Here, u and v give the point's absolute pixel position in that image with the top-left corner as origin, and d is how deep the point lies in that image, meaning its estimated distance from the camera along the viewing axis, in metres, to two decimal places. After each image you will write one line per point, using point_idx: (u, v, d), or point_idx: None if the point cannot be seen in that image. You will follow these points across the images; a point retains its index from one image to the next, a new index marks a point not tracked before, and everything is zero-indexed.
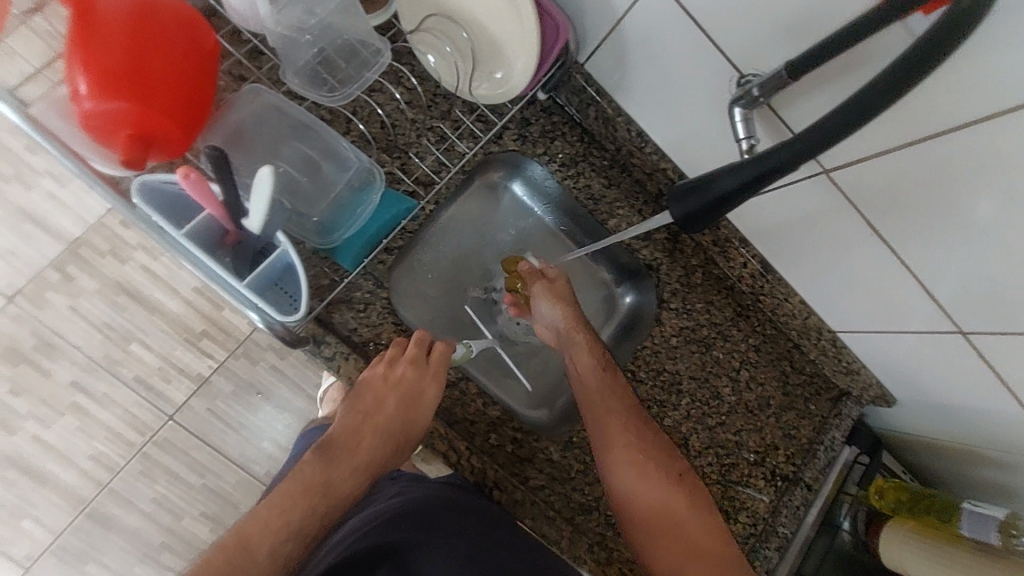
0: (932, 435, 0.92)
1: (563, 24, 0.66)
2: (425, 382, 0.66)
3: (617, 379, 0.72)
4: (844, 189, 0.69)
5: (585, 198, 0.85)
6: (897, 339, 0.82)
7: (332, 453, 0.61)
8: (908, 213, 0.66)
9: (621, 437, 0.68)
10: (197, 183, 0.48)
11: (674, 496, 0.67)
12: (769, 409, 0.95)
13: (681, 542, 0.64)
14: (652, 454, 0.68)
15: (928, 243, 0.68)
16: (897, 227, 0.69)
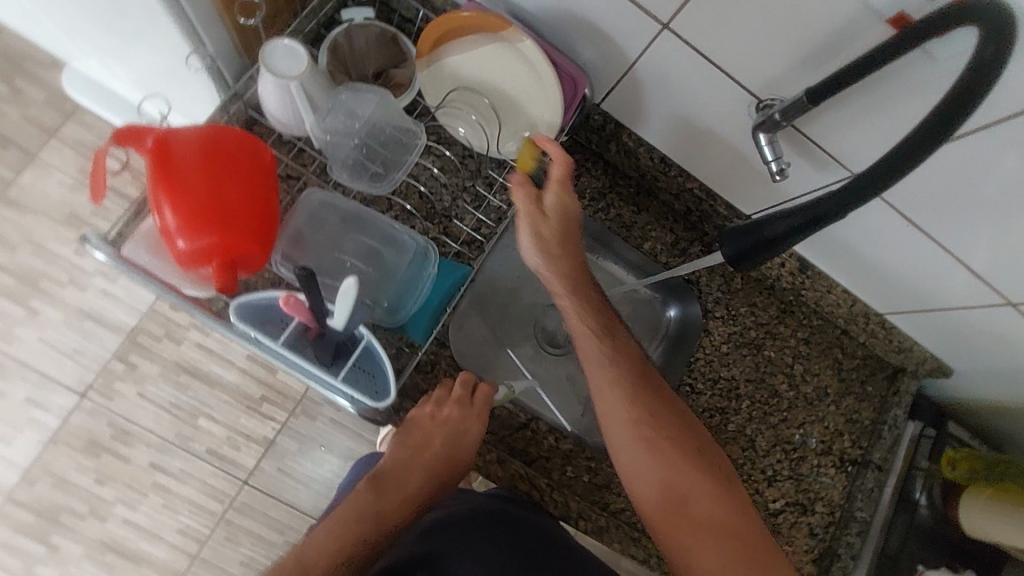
0: (994, 398, 0.92)
1: (580, 76, 0.71)
2: (470, 422, 0.68)
3: (622, 347, 0.67)
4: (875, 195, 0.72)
5: (617, 226, 0.88)
6: (945, 314, 0.84)
7: (383, 484, 0.66)
8: (942, 201, 0.68)
9: (645, 436, 0.65)
10: (299, 305, 0.55)
11: (708, 497, 0.63)
12: (828, 397, 0.97)
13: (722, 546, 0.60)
14: (679, 453, 0.64)
15: (964, 224, 0.69)
16: (929, 215, 0.71)
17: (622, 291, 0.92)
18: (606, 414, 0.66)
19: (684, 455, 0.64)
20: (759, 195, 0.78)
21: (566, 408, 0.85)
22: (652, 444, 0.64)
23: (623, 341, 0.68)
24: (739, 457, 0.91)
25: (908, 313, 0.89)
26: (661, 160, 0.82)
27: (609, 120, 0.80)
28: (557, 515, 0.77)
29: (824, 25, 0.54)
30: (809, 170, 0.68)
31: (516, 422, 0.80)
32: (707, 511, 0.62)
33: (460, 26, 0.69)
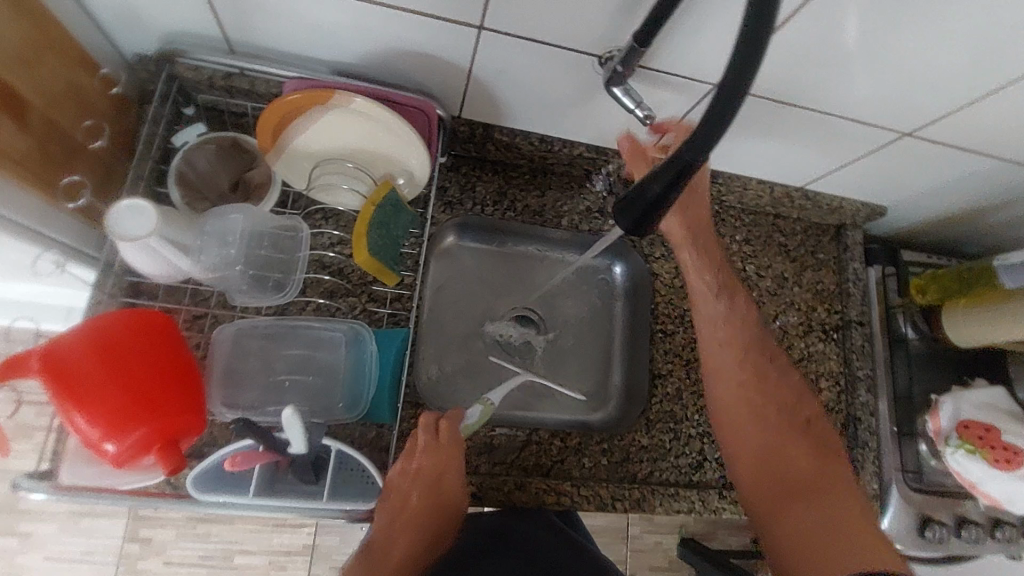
0: (930, 213, 0.96)
1: (425, 103, 0.69)
2: (447, 464, 0.64)
3: (739, 312, 0.77)
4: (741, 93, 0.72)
5: (530, 215, 0.88)
6: (855, 165, 0.87)
7: (371, 559, 0.60)
8: (804, 75, 0.70)
9: (752, 396, 0.73)
10: (246, 458, 0.53)
11: (798, 458, 0.69)
12: (789, 281, 0.99)
13: (802, 499, 0.65)
14: (781, 418, 0.71)
15: (833, 86, 0.71)
16: (800, 92, 0.73)
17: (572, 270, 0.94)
18: (712, 368, 0.76)
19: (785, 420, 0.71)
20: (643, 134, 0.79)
21: (560, 400, 0.90)
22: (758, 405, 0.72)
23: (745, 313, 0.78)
24: None
25: (823, 179, 0.91)
26: (540, 141, 0.82)
27: (475, 127, 0.79)
28: (591, 509, 0.78)
29: None
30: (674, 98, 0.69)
31: (516, 442, 0.80)
32: (791, 466, 0.68)
33: (295, 113, 0.66)
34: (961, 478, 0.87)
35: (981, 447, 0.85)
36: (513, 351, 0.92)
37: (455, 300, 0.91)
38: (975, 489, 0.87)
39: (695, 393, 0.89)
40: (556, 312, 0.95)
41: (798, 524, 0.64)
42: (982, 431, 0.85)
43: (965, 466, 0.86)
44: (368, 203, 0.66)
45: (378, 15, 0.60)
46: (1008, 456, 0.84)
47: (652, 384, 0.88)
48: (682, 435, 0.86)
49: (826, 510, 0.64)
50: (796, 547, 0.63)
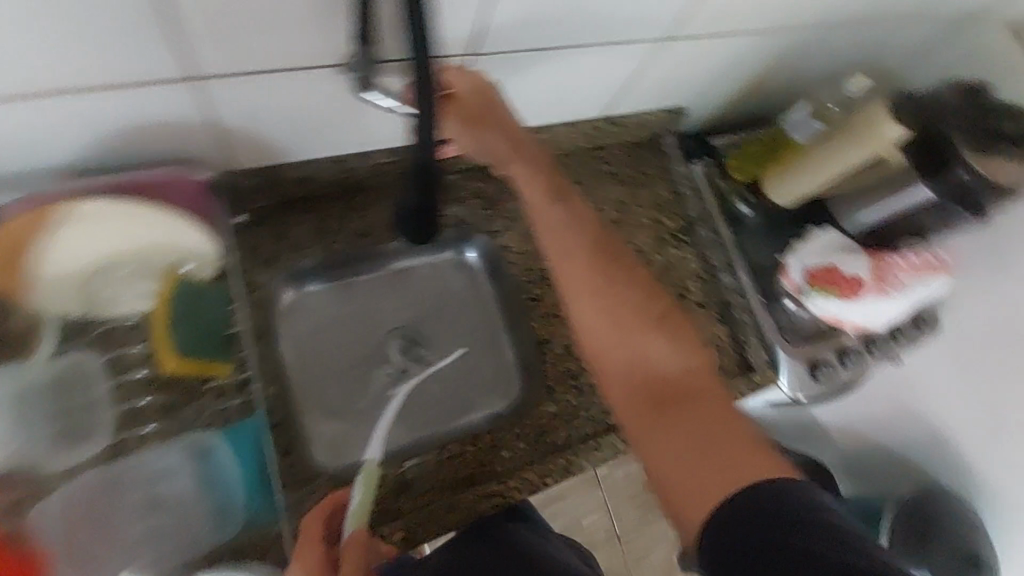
0: (720, 98, 1.02)
1: (178, 175, 0.66)
2: (299, 554, 0.59)
3: (577, 214, 0.72)
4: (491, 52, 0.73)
5: (353, 240, 0.82)
6: (638, 81, 0.89)
7: None
8: (541, 18, 0.70)
9: (615, 308, 0.66)
10: None
11: (664, 363, 0.62)
12: (629, 204, 1.01)
13: (674, 412, 0.60)
14: (645, 329, 0.65)
15: (573, 19, 0.72)
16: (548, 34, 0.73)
17: (424, 269, 0.94)
18: (563, 278, 0.70)
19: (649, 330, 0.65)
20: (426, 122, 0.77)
21: (463, 401, 0.90)
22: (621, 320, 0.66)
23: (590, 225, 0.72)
24: None
25: (618, 101, 0.93)
26: (333, 163, 0.77)
27: (257, 176, 0.74)
28: (525, 494, 0.79)
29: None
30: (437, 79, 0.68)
31: (430, 465, 0.77)
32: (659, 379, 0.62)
33: (38, 236, 0.60)
34: (821, 316, 0.98)
35: (827, 288, 0.94)
36: (400, 372, 0.89)
37: (320, 351, 0.87)
38: (835, 322, 0.97)
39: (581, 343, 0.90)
40: (427, 319, 0.93)
41: (674, 442, 0.58)
42: (824, 276, 0.94)
43: (820, 304, 0.96)
44: (163, 305, 0.66)
45: (83, 104, 0.56)
46: (851, 287, 0.93)
47: (540, 351, 0.89)
48: (585, 386, 0.87)
49: (699, 423, 0.58)
50: (673, 467, 0.57)
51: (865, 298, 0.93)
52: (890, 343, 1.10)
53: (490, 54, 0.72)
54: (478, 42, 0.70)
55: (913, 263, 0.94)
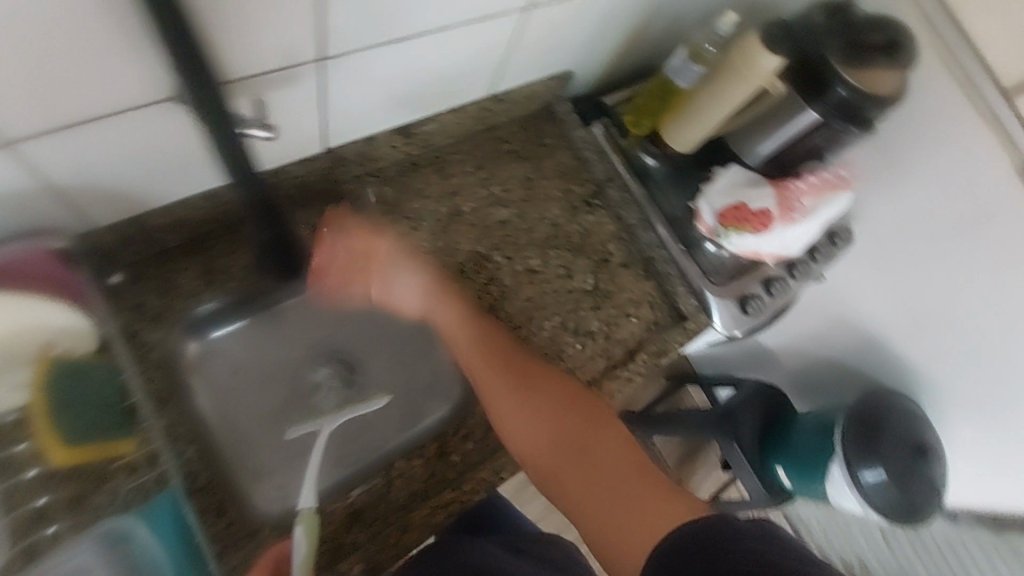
0: (605, 53, 1.00)
1: (23, 248, 0.60)
2: None
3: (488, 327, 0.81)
4: (355, 62, 0.65)
5: (252, 273, 0.78)
6: (519, 56, 0.85)
7: None
8: (401, 18, 0.63)
9: (538, 413, 0.74)
10: None
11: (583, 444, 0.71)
12: (535, 179, 0.99)
13: (607, 490, 0.66)
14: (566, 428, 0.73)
15: (438, 13, 0.66)
16: (414, 33, 0.67)
17: (341, 287, 0.89)
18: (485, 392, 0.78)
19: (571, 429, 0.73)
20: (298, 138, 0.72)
21: (404, 411, 0.87)
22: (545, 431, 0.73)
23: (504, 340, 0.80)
24: (537, 290, 0.92)
25: (504, 78, 0.89)
26: (205, 200, 0.72)
27: (127, 231, 0.69)
28: (483, 494, 0.78)
29: (92, 30, 0.47)
30: (291, 93, 0.63)
31: (379, 490, 0.75)
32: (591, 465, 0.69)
33: None
34: (744, 253, 0.98)
35: (742, 225, 0.95)
36: (338, 403, 0.85)
37: (244, 393, 0.84)
38: (758, 255, 0.99)
39: (512, 330, 0.88)
40: (349, 338, 0.89)
41: (608, 515, 0.64)
42: (736, 215, 0.95)
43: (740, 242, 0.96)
44: (38, 392, 0.60)
45: None
46: (764, 218, 0.94)
47: None
48: None
49: (627, 490, 0.65)
50: (613, 536, 0.62)
51: (780, 226, 0.95)
52: (810, 264, 1.13)
53: (354, 64, 0.65)
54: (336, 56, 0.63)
55: (813, 183, 0.96)
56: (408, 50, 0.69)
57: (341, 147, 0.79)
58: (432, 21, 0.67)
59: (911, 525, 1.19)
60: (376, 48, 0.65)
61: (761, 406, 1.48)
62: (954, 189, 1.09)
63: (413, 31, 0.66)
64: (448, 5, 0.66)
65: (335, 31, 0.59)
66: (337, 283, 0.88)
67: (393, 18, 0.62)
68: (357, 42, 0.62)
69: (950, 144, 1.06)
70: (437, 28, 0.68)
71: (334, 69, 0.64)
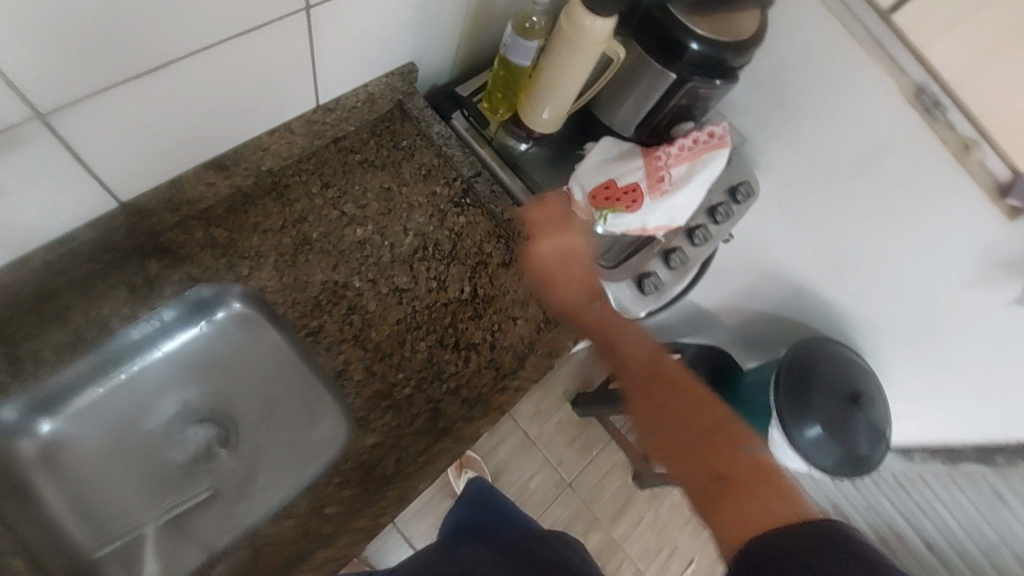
0: (448, 40, 0.92)
1: None
2: None
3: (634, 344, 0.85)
4: (100, 110, 0.58)
5: (71, 353, 0.71)
6: (331, 62, 0.77)
7: None
8: (133, 51, 0.56)
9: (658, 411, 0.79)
10: None
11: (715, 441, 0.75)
12: (393, 188, 0.90)
13: (693, 461, 0.74)
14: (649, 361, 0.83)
15: (185, 38, 0.58)
16: (166, 65, 0.59)
17: (198, 339, 0.84)
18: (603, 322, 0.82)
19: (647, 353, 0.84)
20: (72, 203, 0.64)
21: (292, 461, 0.83)
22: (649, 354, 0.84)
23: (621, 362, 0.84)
24: (406, 309, 0.84)
25: (324, 87, 0.80)
26: None
27: None
28: (362, 545, 0.71)
29: None
30: (23, 160, 0.56)
31: (245, 562, 0.69)
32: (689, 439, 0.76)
33: None
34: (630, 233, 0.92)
35: (615, 204, 0.88)
36: (215, 463, 0.82)
37: (99, 479, 0.77)
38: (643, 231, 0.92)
39: (381, 358, 0.81)
40: (220, 392, 0.85)
41: (747, 498, 0.67)
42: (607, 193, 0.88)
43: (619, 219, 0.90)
44: None
45: None
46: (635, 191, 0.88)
47: (339, 384, 0.79)
48: (400, 401, 0.80)
49: (700, 453, 0.74)
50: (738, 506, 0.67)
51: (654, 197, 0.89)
52: (711, 227, 1.07)
53: (101, 112, 0.58)
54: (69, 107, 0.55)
55: (685, 147, 0.90)
56: (168, 83, 0.61)
57: (141, 198, 0.72)
58: (177, 46, 0.58)
59: (860, 476, 1.15)
60: (117, 87, 0.57)
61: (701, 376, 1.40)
62: (846, 123, 1.03)
63: (160, 60, 0.58)
64: (191, 26, 0.57)
65: (33, 81, 0.51)
66: (194, 339, 0.84)
67: (115, 51, 0.54)
68: (82, 85, 0.55)
69: (835, 76, 1.00)
70: (190, 53, 0.60)
71: (67, 122, 0.56)
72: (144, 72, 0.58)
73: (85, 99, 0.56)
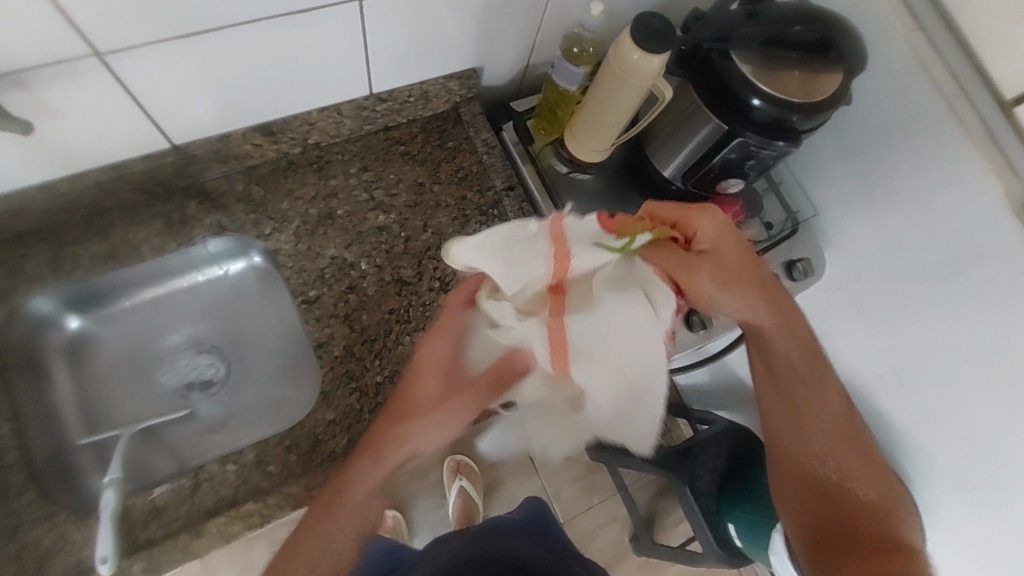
0: (514, 55, 0.93)
1: None
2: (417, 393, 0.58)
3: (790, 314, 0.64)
4: (153, 57, 0.65)
5: (103, 263, 0.80)
6: (384, 54, 0.81)
7: None
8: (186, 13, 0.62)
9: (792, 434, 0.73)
10: None
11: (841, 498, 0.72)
12: (427, 185, 0.92)
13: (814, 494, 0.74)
14: (800, 391, 0.70)
15: (235, 9, 0.64)
16: (215, 30, 0.65)
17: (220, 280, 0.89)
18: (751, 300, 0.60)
19: (811, 381, 0.70)
20: (126, 135, 0.73)
21: (266, 415, 0.87)
22: (803, 384, 0.69)
23: (778, 354, 0.66)
24: (402, 302, 0.86)
25: (377, 76, 0.84)
26: (41, 190, 0.74)
27: None
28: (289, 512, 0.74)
29: None
30: (82, 89, 0.64)
31: (184, 491, 0.75)
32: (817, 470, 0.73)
33: None
34: (616, 344, 0.53)
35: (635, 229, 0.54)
36: (202, 397, 0.87)
37: (105, 381, 0.85)
38: (610, 364, 0.53)
39: (363, 342, 0.83)
40: (229, 332, 0.90)
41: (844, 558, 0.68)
42: (674, 215, 0.55)
43: (631, 279, 0.53)
44: None
45: None
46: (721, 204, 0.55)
47: (316, 355, 0.82)
48: (368, 388, 0.81)
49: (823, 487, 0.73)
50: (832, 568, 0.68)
51: (661, 344, 0.53)
52: None
53: (153, 59, 0.65)
54: (125, 51, 0.63)
55: None
56: (218, 46, 0.67)
57: (192, 144, 0.80)
58: (225, 15, 0.64)
59: None
60: (170, 41, 0.64)
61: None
62: (935, 220, 0.90)
63: (208, 24, 0.64)
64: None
65: (91, 25, 0.59)
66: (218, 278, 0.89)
67: (167, 12, 0.61)
68: (135, 35, 0.62)
69: (931, 166, 0.88)
70: (239, 23, 0.66)
71: (124, 64, 0.64)
72: (194, 32, 0.65)
73: (138, 49, 0.63)
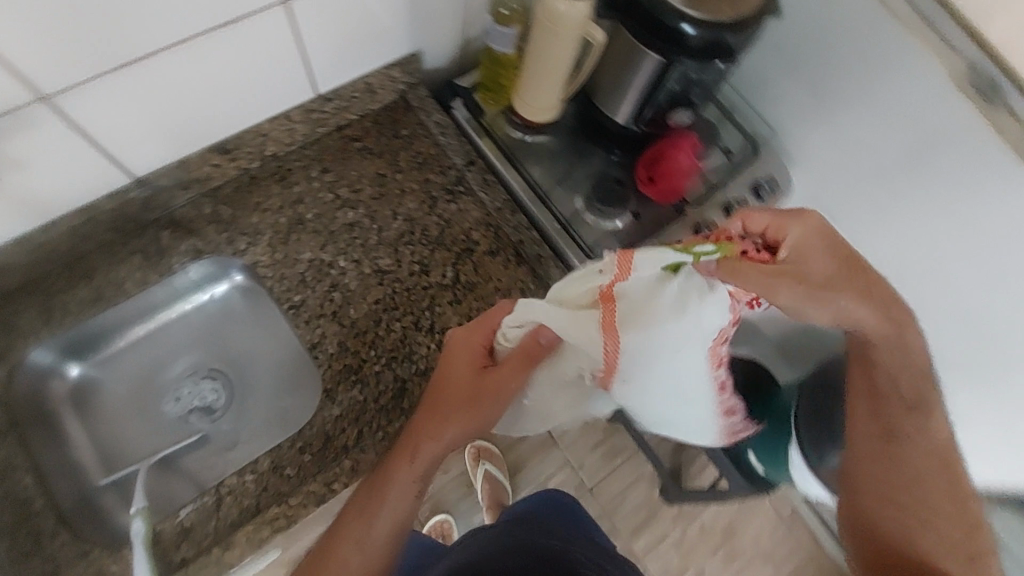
0: (450, 33, 0.94)
1: None
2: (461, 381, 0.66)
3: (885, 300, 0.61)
4: (94, 95, 0.66)
5: (91, 307, 0.82)
6: (320, 54, 0.81)
7: None
8: (115, 45, 0.63)
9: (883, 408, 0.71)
10: None
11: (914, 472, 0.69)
12: (390, 175, 0.94)
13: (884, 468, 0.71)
14: (898, 389, 0.69)
15: (163, 33, 0.65)
16: (149, 58, 0.66)
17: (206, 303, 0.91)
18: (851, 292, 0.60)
19: (905, 358, 0.66)
20: (88, 179, 0.75)
21: (272, 426, 0.88)
22: (904, 404, 0.69)
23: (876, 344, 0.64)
24: (386, 291, 0.88)
25: (319, 77, 0.85)
26: (18, 246, 0.76)
27: None
28: (312, 509, 0.76)
29: None
30: (34, 139, 0.66)
31: (208, 509, 0.78)
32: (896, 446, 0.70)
33: None
34: (666, 352, 0.61)
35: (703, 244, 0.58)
36: (207, 420, 0.88)
37: (111, 421, 0.86)
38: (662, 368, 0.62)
39: (355, 335, 0.85)
40: (227, 349, 0.90)
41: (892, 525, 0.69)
42: (769, 223, 0.59)
43: (690, 295, 0.58)
44: None
45: None
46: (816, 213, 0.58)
47: (313, 356, 0.84)
48: (368, 378, 0.83)
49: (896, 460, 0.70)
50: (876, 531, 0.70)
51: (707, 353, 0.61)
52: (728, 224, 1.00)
53: (95, 98, 0.67)
54: (66, 94, 0.64)
55: None
56: (155, 73, 0.69)
57: (153, 176, 0.81)
58: (153, 40, 0.65)
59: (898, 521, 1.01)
60: (106, 76, 0.65)
61: (758, 387, 1.20)
62: (889, 115, 0.91)
63: (140, 53, 0.65)
64: (161, 22, 0.63)
65: (26, 74, 0.60)
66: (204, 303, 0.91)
67: (96, 47, 0.62)
68: (70, 76, 0.63)
69: (874, 62, 0.89)
70: (170, 47, 0.67)
71: (67, 107, 0.66)
72: (127, 63, 0.66)
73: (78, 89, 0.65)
